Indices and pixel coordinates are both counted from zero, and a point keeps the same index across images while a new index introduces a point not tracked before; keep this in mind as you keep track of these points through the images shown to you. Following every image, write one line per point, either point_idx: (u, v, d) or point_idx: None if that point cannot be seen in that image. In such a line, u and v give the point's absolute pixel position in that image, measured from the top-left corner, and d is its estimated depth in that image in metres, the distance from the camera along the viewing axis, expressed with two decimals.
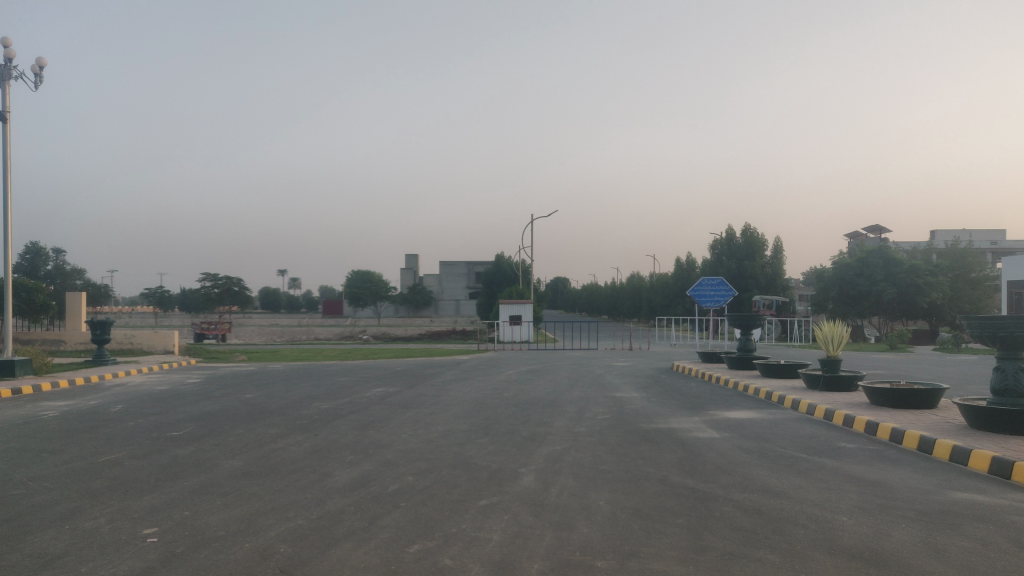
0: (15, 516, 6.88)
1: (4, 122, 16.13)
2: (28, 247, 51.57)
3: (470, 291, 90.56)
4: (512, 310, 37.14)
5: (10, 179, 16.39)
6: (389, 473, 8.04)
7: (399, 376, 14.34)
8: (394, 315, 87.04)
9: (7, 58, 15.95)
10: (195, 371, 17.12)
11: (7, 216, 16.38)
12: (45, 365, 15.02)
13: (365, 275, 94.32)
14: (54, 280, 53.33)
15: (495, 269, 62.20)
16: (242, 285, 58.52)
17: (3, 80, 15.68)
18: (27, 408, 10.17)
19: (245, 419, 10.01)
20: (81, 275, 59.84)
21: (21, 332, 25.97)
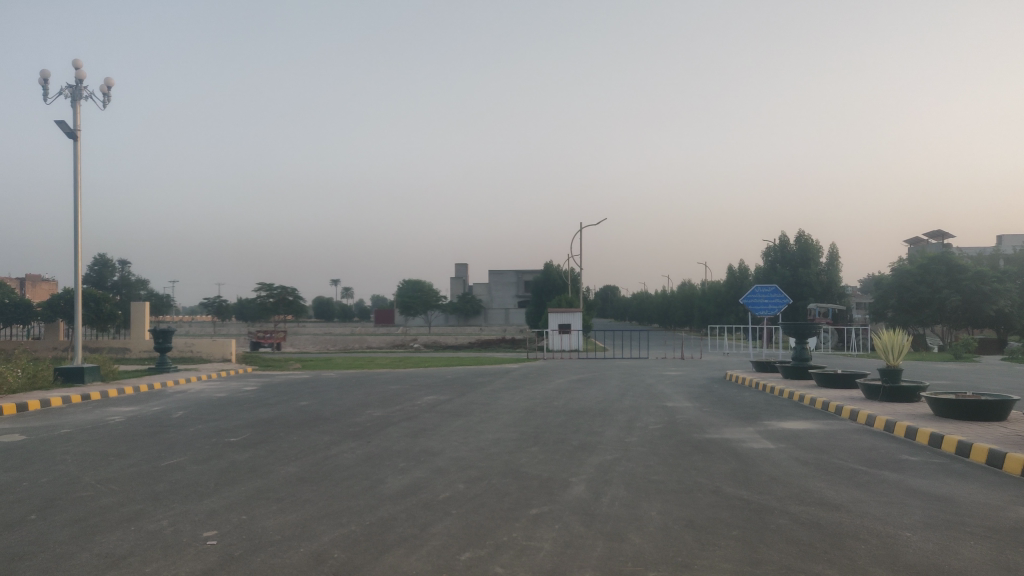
0: (83, 518, 7.15)
1: (74, 139, 16.79)
2: (95, 259, 53.39)
3: (518, 299, 90.41)
4: (562, 319, 37.05)
5: (80, 195, 17.04)
6: (441, 481, 8.10)
7: (449, 384, 14.44)
8: (443, 325, 87.62)
9: (78, 78, 16.61)
10: (252, 379, 17.50)
11: (76, 228, 17.00)
12: (112, 373, 15.52)
13: (415, 284, 95.04)
14: (120, 290, 55.10)
15: (543, 278, 61.97)
16: (297, 293, 59.64)
17: (74, 100, 16.34)
18: (95, 414, 10.54)
19: (300, 426, 10.22)
20: (145, 286, 61.86)
21: (90, 340, 26.93)
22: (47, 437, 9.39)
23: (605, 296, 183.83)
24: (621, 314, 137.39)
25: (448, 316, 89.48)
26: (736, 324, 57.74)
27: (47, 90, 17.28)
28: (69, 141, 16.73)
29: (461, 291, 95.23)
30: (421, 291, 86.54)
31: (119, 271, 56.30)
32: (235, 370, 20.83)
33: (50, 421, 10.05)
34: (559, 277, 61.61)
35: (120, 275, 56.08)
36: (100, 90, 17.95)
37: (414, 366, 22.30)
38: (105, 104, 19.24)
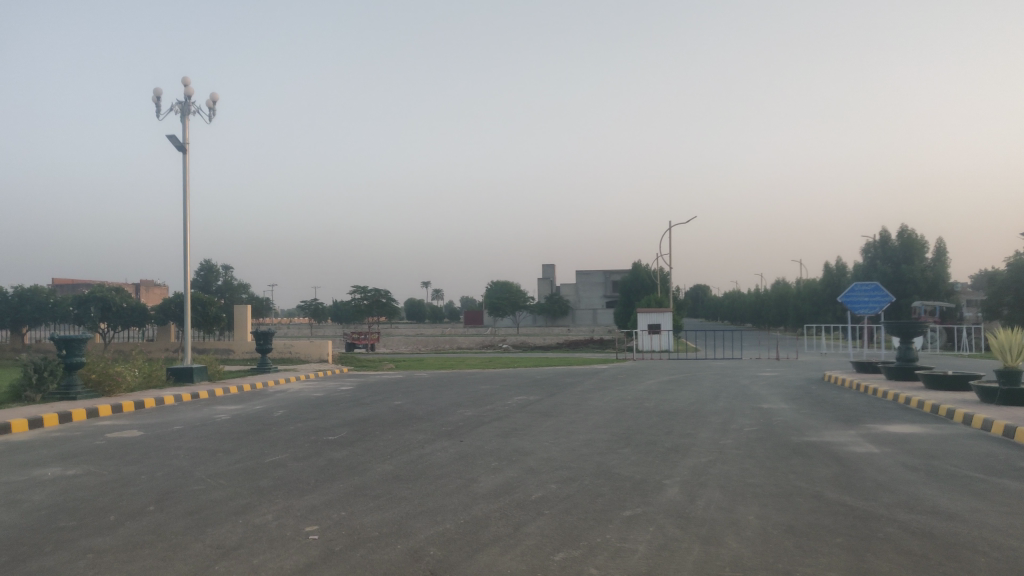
0: (194, 511, 7.54)
1: (184, 152, 17.70)
2: (202, 265, 56.13)
3: (606, 299, 89.75)
4: (651, 319, 36.64)
5: (188, 206, 17.96)
6: (533, 481, 8.15)
7: (539, 385, 14.49)
8: (531, 325, 87.84)
9: (187, 94, 17.51)
10: (347, 379, 18.03)
11: (185, 235, 17.90)
12: (217, 373, 16.27)
13: (502, 285, 95.74)
14: (224, 294, 57.74)
15: (631, 278, 61.35)
16: (389, 296, 61.21)
17: (184, 115, 17.24)
18: (204, 412, 11.09)
19: (394, 425, 10.47)
20: (247, 289, 64.68)
21: (198, 341, 28.38)
22: (161, 433, 9.95)
23: (694, 294, 180.26)
24: (712, 314, 134.43)
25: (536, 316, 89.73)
26: (834, 323, 55.66)
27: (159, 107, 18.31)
28: (180, 154, 17.67)
29: (549, 291, 95.43)
30: (509, 293, 87.22)
31: (223, 276, 59.01)
32: (333, 370, 21.55)
33: (164, 417, 10.66)
34: (647, 277, 60.90)
35: (224, 279, 58.76)
36: (207, 105, 18.88)
37: (504, 367, 22.50)
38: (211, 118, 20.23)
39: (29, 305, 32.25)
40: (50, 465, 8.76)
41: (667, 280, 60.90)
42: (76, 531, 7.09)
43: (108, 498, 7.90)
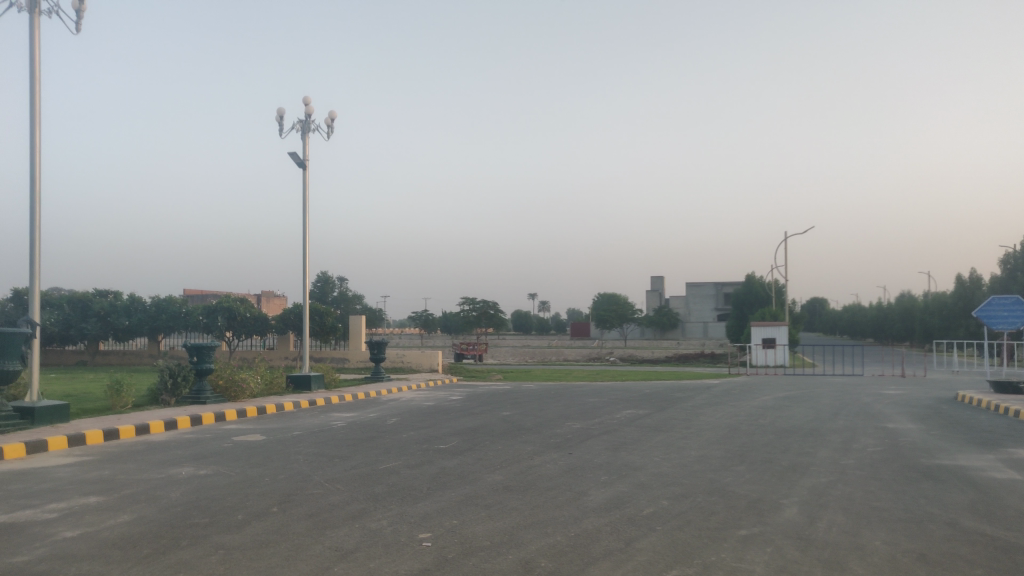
0: (314, 513, 7.85)
1: (304, 168, 18.55)
2: (319, 277, 58.52)
3: (718, 312, 87.34)
4: (765, 333, 35.43)
5: (307, 220, 18.79)
6: (644, 496, 8.03)
7: (648, 399, 14.28)
8: (639, 338, 86.54)
9: (307, 113, 18.34)
10: (457, 389, 18.33)
11: (304, 247, 18.73)
12: (334, 381, 16.91)
13: (610, 297, 94.82)
14: (340, 305, 59.95)
15: (744, 290, 59.58)
16: (498, 308, 62.23)
17: (304, 133, 18.07)
18: (321, 418, 11.54)
19: (503, 435, 10.55)
20: (360, 299, 67.16)
21: (316, 350, 29.60)
22: (282, 438, 10.42)
23: (809, 307, 172.79)
24: (831, 327, 128.21)
25: (645, 329, 88.26)
26: (967, 339, 52.16)
27: (282, 126, 19.26)
28: (300, 170, 18.51)
29: (658, 304, 94.04)
30: (618, 305, 86.49)
31: (339, 287, 61.33)
32: (443, 380, 21.95)
33: (285, 423, 11.15)
34: (761, 289, 59.00)
35: (339, 291, 61.07)
36: (325, 124, 19.70)
37: (613, 381, 22.26)
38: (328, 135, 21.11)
39: (164, 315, 34.60)
40: (184, 464, 9.34)
41: (783, 294, 59.07)
42: (208, 528, 7.51)
43: (236, 498, 8.33)
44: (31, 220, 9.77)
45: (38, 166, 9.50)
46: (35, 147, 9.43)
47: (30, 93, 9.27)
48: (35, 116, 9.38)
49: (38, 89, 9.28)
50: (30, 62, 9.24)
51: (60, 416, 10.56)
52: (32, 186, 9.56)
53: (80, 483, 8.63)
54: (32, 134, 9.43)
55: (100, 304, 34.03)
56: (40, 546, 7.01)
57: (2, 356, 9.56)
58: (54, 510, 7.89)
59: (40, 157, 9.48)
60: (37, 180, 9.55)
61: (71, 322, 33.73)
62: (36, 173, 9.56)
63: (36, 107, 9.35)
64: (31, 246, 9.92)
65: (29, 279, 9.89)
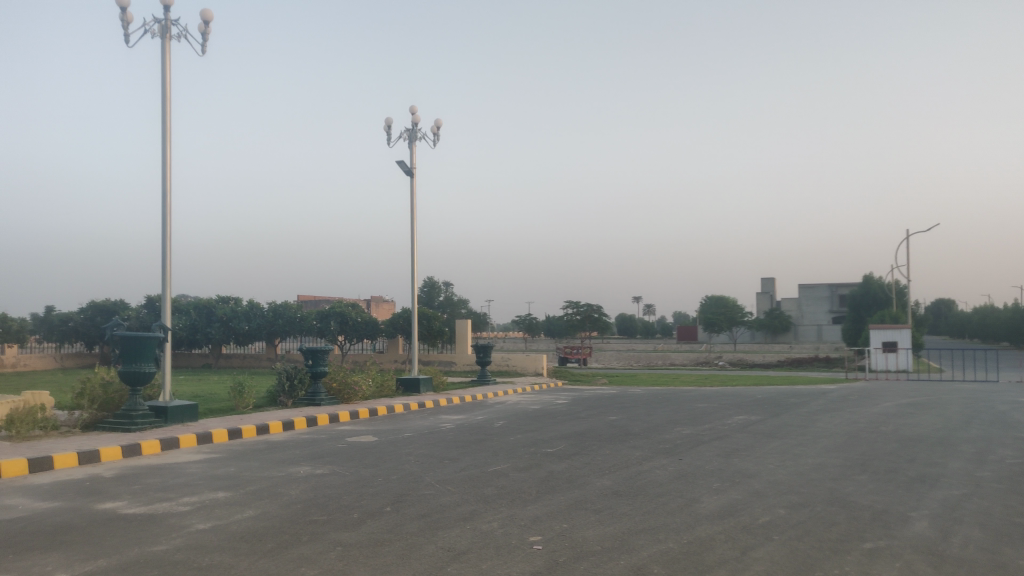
0: (427, 514, 8.03)
1: (412, 176, 19.02)
2: (426, 282, 59.71)
3: (833, 315, 83.75)
4: (886, 336, 33.73)
5: (415, 227, 19.24)
6: (760, 504, 7.79)
7: (761, 404, 13.84)
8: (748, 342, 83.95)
9: (414, 123, 18.80)
10: (563, 393, 18.36)
11: (412, 253, 19.20)
12: (442, 384, 17.24)
13: (716, 299, 92.39)
14: (446, 309, 61.04)
15: (862, 291, 57.19)
16: (602, 311, 61.97)
17: (412, 142, 18.53)
18: (430, 420, 11.79)
19: (611, 440, 10.47)
20: (466, 303, 68.25)
21: (423, 354, 30.32)
22: (393, 439, 10.71)
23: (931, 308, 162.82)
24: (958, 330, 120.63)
25: (755, 332, 85.43)
26: None
27: (391, 135, 19.81)
28: (408, 178, 18.99)
29: (768, 306, 91.14)
30: (725, 308, 84.46)
31: (444, 292, 62.50)
32: (549, 384, 22.01)
33: (396, 425, 11.46)
34: (881, 290, 56.44)
35: (445, 295, 62.24)
36: (431, 132, 20.13)
37: (723, 386, 21.69)
38: (434, 143, 21.57)
39: (281, 319, 36.07)
40: (303, 463, 9.73)
41: (905, 295, 56.15)
42: (327, 525, 7.80)
43: (352, 497, 8.62)
44: (163, 231, 10.42)
45: (169, 180, 10.12)
46: (166, 163, 10.05)
47: (162, 112, 9.89)
48: (166, 134, 9.99)
49: (168, 109, 9.89)
50: (162, 82, 9.86)
51: (189, 415, 11.22)
52: (164, 200, 10.19)
53: (210, 478, 9.14)
54: (164, 150, 10.05)
55: (223, 310, 35.84)
56: (176, 537, 7.47)
57: (139, 358, 10.24)
58: (187, 503, 8.39)
59: (171, 172, 10.10)
60: (168, 194, 10.18)
61: (198, 327, 35.78)
62: (167, 187, 10.19)
63: (167, 125, 9.97)
64: (163, 256, 10.57)
65: (161, 286, 10.55)
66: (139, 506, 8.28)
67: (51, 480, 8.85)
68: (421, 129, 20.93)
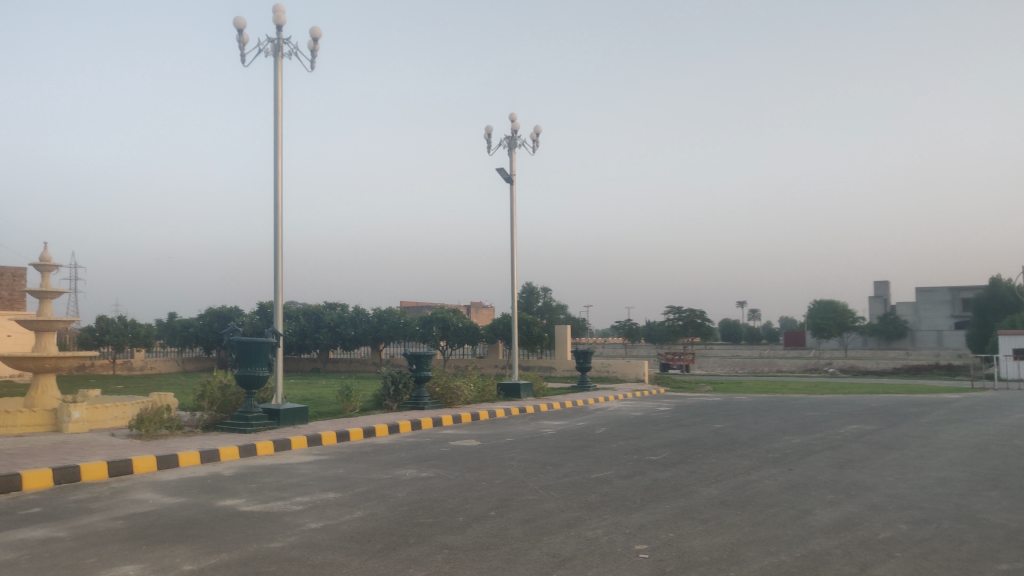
0: (532, 519, 8.05)
1: (511, 183, 19.18)
2: (526, 287, 59.96)
3: (954, 320, 79.02)
4: (1016, 343, 31.62)
5: (515, 233, 19.40)
6: (879, 519, 7.43)
7: (877, 413, 13.21)
8: (860, 348, 79.96)
9: (514, 130, 18.96)
10: (665, 400, 18.08)
11: (513, 259, 19.35)
12: (542, 390, 17.31)
13: (824, 302, 88.56)
14: (545, 315, 61.16)
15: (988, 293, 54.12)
16: (705, 317, 60.74)
17: (512, 149, 18.70)
18: (531, 425, 11.84)
19: (717, 448, 10.24)
20: (565, 309, 68.19)
21: (523, 359, 30.55)
22: (496, 443, 10.81)
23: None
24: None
25: (867, 338, 81.36)
26: None
27: (490, 142, 20.06)
28: (508, 185, 19.15)
29: (881, 311, 86.96)
30: (836, 313, 81.24)
31: (543, 298, 62.68)
32: (651, 390, 21.72)
33: (498, 429, 11.56)
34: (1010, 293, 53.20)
35: (544, 301, 62.38)
36: (531, 138, 20.25)
37: (836, 394, 20.80)
38: (533, 149, 21.69)
39: (386, 325, 37.11)
40: (409, 466, 9.95)
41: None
42: (433, 528, 7.94)
43: (457, 500, 8.73)
44: (275, 240, 10.88)
45: (281, 191, 10.56)
46: (279, 174, 10.51)
47: (275, 128, 10.34)
48: (279, 147, 10.45)
49: (281, 123, 10.33)
50: (274, 98, 10.31)
51: (300, 417, 11.67)
52: (276, 210, 10.64)
53: (322, 479, 9.48)
54: (276, 163, 10.50)
55: (331, 317, 37.36)
56: (291, 535, 7.77)
57: (253, 362, 10.73)
58: (301, 503, 8.72)
59: (282, 184, 10.54)
60: (280, 205, 10.64)
61: (308, 332, 37.43)
62: (279, 198, 10.64)
63: (279, 139, 10.41)
64: (275, 264, 11.04)
65: (274, 293, 11.02)
66: (256, 504, 8.68)
67: (176, 477, 9.39)
68: (521, 136, 21.10)
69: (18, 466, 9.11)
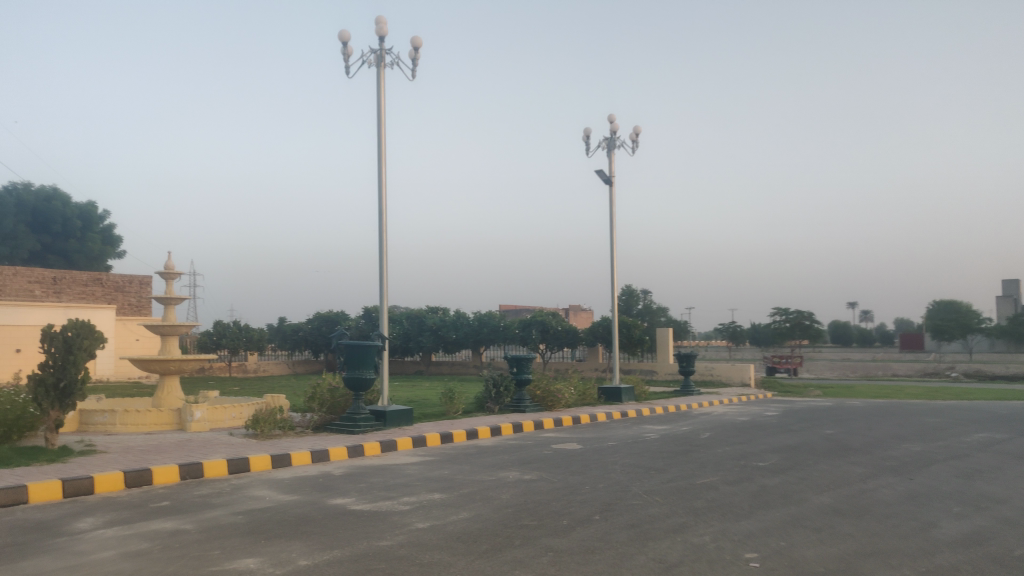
0: (636, 524, 7.96)
1: (610, 184, 19.05)
2: (625, 290, 59.28)
3: None
4: None
5: (615, 235, 19.24)
6: (1012, 533, 6.95)
7: (1007, 421, 12.36)
8: (986, 351, 74.98)
9: (613, 131, 18.83)
10: (773, 405, 17.51)
11: (613, 261, 19.18)
12: (644, 394, 17.10)
13: (943, 302, 83.42)
14: (645, 317, 60.33)
15: None
16: (813, 318, 58.47)
17: (611, 151, 18.59)
18: (633, 430, 11.71)
19: (829, 455, 9.84)
20: (665, 312, 67.13)
21: (624, 363, 30.29)
22: (598, 447, 10.75)
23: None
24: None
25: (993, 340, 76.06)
26: None
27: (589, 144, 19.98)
28: (607, 186, 19.03)
29: (1009, 312, 81.28)
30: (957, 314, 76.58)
31: (643, 300, 61.89)
32: (758, 395, 21.09)
33: (599, 433, 11.50)
34: None
35: (644, 303, 61.57)
36: (630, 139, 20.05)
37: (961, 400, 19.56)
38: (632, 150, 21.48)
39: (486, 328, 37.55)
40: (512, 468, 10.03)
41: None
42: (537, 530, 7.96)
43: (560, 503, 8.73)
44: (379, 247, 11.19)
45: (385, 198, 10.86)
46: (382, 182, 10.81)
47: (378, 136, 10.65)
48: (382, 155, 10.75)
49: (383, 132, 10.63)
50: (378, 108, 10.62)
51: (405, 419, 11.96)
52: (380, 217, 10.95)
53: (427, 480, 9.67)
54: (380, 171, 10.80)
55: (433, 320, 38.14)
56: (400, 534, 7.96)
57: (361, 365, 11.06)
58: (408, 503, 8.93)
59: (385, 191, 10.84)
60: (384, 212, 10.93)
61: (411, 335, 38.42)
62: (382, 205, 10.94)
63: (382, 147, 10.72)
64: (380, 270, 11.36)
65: (379, 298, 11.34)
66: (366, 503, 8.94)
67: (290, 475, 9.79)
68: (619, 138, 20.93)
69: (149, 462, 9.73)
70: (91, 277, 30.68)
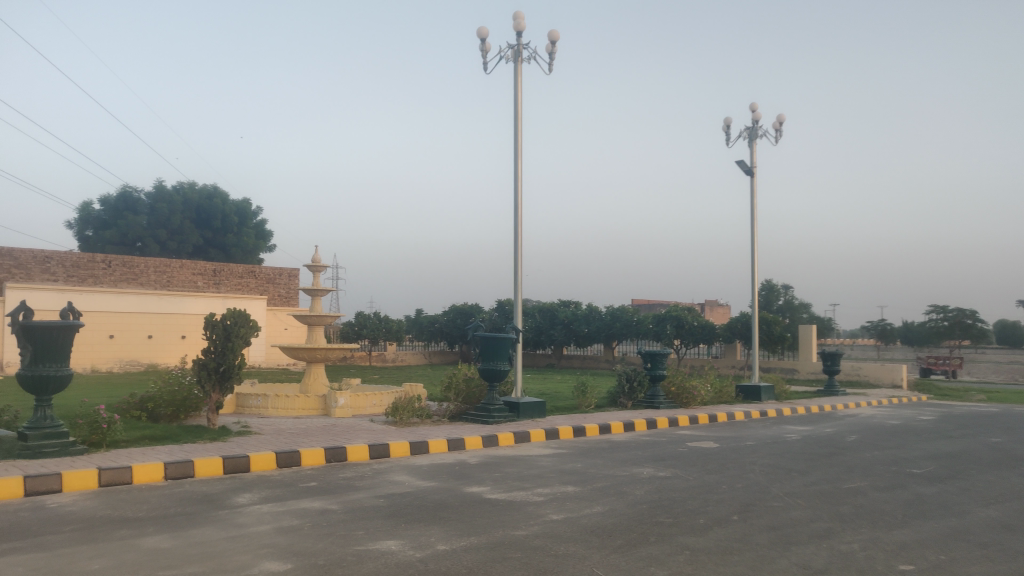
0: (778, 527, 7.64)
1: (751, 175, 18.38)
2: (764, 284, 57.12)
3: None
4: None
5: (756, 227, 18.53)
6: None
7: None
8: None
9: (755, 119, 18.16)
10: (930, 409, 16.32)
11: (754, 254, 18.52)
12: (785, 393, 16.42)
13: None
14: (786, 314, 57.97)
15: None
16: (975, 317, 54.36)
17: (752, 140, 17.93)
18: (773, 430, 11.26)
19: (995, 465, 9.07)
20: (808, 309, 64.32)
21: (763, 361, 29.27)
22: (736, 447, 10.41)
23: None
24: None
25: None
26: None
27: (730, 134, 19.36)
28: (749, 177, 18.37)
29: None
30: None
31: (783, 296, 59.49)
32: (913, 398, 19.78)
33: (737, 432, 11.14)
34: None
35: (784, 299, 59.13)
36: (773, 128, 19.25)
37: None
38: (774, 139, 20.62)
39: (618, 322, 37.27)
40: (646, 464, 9.88)
41: None
42: (673, 528, 7.80)
43: (697, 502, 8.52)
44: (515, 241, 11.31)
45: (520, 193, 10.95)
46: (517, 176, 10.91)
47: (515, 132, 10.76)
48: (518, 150, 10.84)
49: (519, 127, 10.72)
50: (515, 103, 10.72)
51: (538, 411, 12.05)
52: (516, 212, 11.06)
53: (560, 472, 9.70)
54: (517, 166, 10.91)
55: (565, 314, 38.55)
56: (534, 524, 8.02)
57: (495, 357, 11.24)
58: (542, 494, 8.99)
59: (521, 185, 10.93)
60: (519, 206, 11.03)
61: (544, 328, 39.18)
62: (518, 199, 11.05)
63: (519, 142, 10.81)
64: (515, 263, 11.48)
65: (514, 291, 11.46)
66: (500, 492, 9.08)
67: (428, 461, 10.08)
68: (761, 127, 20.14)
69: (299, 444, 10.32)
70: (246, 269, 32.75)
